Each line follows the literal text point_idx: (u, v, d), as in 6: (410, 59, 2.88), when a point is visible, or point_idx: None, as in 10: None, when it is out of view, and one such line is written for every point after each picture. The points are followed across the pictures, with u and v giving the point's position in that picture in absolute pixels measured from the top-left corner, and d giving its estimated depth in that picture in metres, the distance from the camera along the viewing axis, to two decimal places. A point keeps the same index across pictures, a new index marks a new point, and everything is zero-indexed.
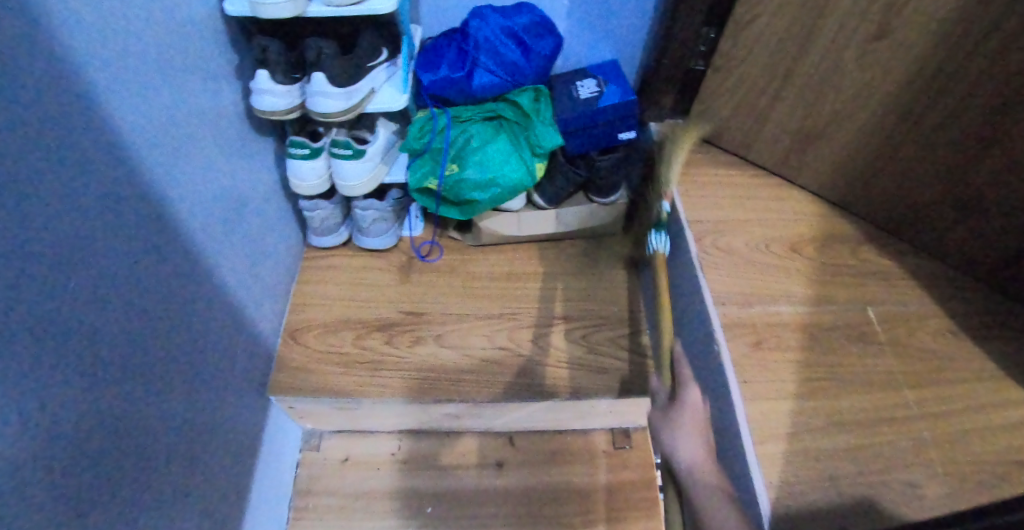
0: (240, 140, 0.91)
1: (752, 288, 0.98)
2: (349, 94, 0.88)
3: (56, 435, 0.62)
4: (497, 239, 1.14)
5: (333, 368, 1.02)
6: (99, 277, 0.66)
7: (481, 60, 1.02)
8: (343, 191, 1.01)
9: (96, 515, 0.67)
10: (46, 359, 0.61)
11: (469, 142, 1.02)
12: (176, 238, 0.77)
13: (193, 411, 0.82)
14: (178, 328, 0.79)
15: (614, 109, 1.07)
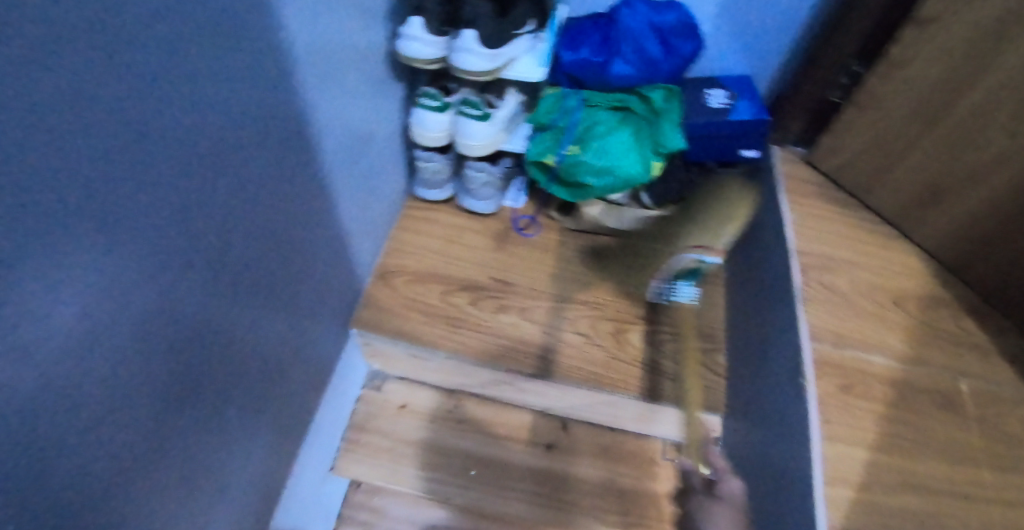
0: (380, 80, 0.95)
1: (847, 331, 0.95)
2: (493, 57, 0.89)
3: (182, 314, 0.66)
4: (595, 227, 1.16)
5: (415, 316, 1.04)
6: (241, 180, 0.70)
7: (622, 49, 1.03)
8: (461, 149, 1.03)
9: (196, 394, 0.71)
10: (191, 241, 0.65)
11: (594, 127, 1.03)
12: (308, 157, 0.81)
13: (286, 322, 0.86)
14: (290, 242, 0.82)
15: (742, 125, 1.06)
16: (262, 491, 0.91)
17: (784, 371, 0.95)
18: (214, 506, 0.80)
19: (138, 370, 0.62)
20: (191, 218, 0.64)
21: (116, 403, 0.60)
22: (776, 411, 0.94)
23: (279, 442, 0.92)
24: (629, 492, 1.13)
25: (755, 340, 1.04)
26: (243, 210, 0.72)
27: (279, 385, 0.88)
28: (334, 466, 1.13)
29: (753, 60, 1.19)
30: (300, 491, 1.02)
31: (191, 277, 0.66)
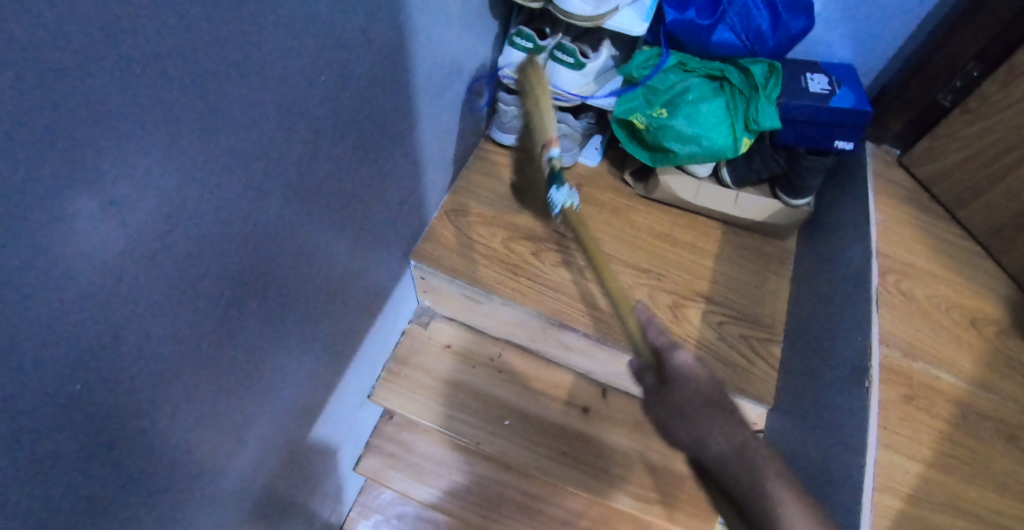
0: (478, 14, 0.93)
1: (918, 342, 0.90)
2: (597, 3, 0.85)
3: (265, 210, 0.66)
4: (669, 198, 1.12)
5: (477, 257, 1.04)
6: (336, 85, 0.69)
7: (729, 15, 0.98)
8: (548, 96, 1.00)
9: (265, 293, 0.72)
10: (280, 137, 0.64)
11: (686, 93, 0.99)
12: (399, 75, 0.80)
13: (354, 236, 0.86)
14: (369, 158, 0.82)
15: (841, 113, 0.99)
16: (304, 403, 0.92)
17: (846, 372, 0.91)
18: (264, 411, 0.81)
19: (218, 262, 0.62)
20: (287, 115, 0.64)
21: (198, 292, 0.60)
22: (830, 411, 0.91)
23: (331, 357, 0.94)
24: (659, 469, 1.11)
25: (817, 336, 1.00)
26: (329, 118, 0.70)
27: (333, 303, 0.88)
28: (372, 395, 1.14)
29: (861, 47, 1.13)
30: (337, 409, 1.05)
31: (276, 177, 0.66)
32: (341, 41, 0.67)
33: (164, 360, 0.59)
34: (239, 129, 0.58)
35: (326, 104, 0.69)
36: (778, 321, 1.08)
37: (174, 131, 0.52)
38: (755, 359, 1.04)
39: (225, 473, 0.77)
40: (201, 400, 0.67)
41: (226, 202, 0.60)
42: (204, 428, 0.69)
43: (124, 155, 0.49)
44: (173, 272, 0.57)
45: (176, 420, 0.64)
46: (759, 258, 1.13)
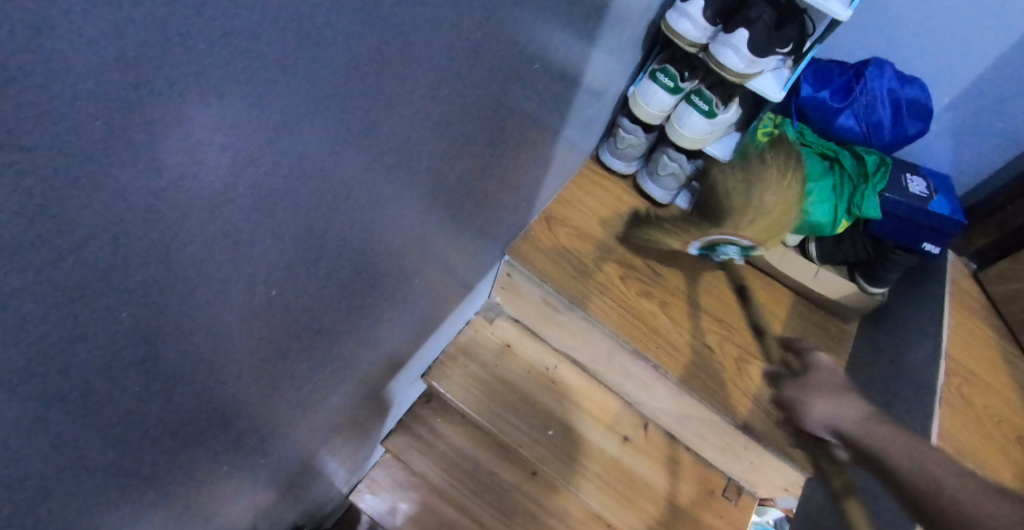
0: (632, 46, 1.00)
1: (970, 445, 0.93)
2: (751, 63, 0.91)
3: (421, 173, 0.72)
4: (752, 256, 1.17)
5: (568, 269, 1.10)
6: (507, 77, 0.76)
7: (857, 104, 1.04)
8: (671, 135, 1.05)
9: (394, 248, 0.78)
10: (455, 112, 0.71)
11: (799, 164, 1.05)
12: (552, 79, 0.86)
13: (468, 217, 0.92)
14: (504, 149, 0.88)
15: (936, 218, 1.04)
16: (377, 369, 0.96)
17: None
18: (344, 374, 0.85)
19: (365, 220, 0.66)
20: (466, 93, 0.70)
21: (347, 246, 0.65)
22: None
23: (417, 323, 1.00)
24: (682, 513, 1.11)
25: (870, 420, 1.02)
26: (483, 109, 0.76)
27: (425, 279, 0.92)
28: (425, 374, 1.14)
29: (961, 162, 1.18)
30: (399, 382, 1.08)
31: (430, 152, 0.71)
32: (519, 39, 0.72)
33: (305, 293, 0.62)
34: (423, 109, 0.64)
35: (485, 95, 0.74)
36: None
37: (396, 93, 0.56)
38: None
39: (299, 421, 0.80)
40: (318, 334, 0.72)
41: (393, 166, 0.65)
42: (301, 371, 0.72)
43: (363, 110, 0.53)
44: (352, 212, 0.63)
45: (290, 357, 0.67)
46: (824, 334, 1.16)
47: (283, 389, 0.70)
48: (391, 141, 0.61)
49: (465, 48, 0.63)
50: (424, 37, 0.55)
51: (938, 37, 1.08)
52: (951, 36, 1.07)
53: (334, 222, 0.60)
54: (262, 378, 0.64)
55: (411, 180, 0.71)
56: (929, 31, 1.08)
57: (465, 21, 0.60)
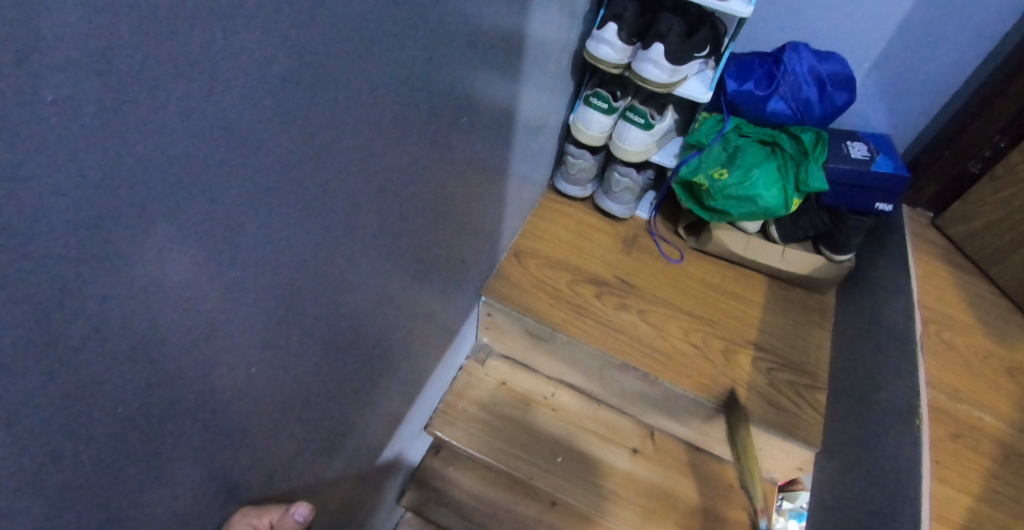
0: (561, 78, 1.05)
1: (960, 386, 0.95)
2: (673, 73, 0.95)
3: (377, 237, 0.75)
4: (720, 250, 1.21)
5: (546, 299, 1.13)
6: (442, 133, 0.80)
7: (783, 88, 1.08)
8: (615, 152, 1.09)
9: (367, 315, 0.80)
10: (397, 174, 0.74)
11: (741, 155, 1.08)
12: (487, 125, 0.90)
13: (435, 270, 0.95)
14: (455, 200, 0.91)
15: (881, 178, 1.08)
16: (375, 431, 0.97)
17: (895, 412, 0.96)
18: (338, 443, 0.86)
19: (321, 289, 0.68)
20: (406, 156, 0.74)
21: (305, 318, 0.67)
22: (876, 449, 0.96)
23: (409, 380, 1.03)
24: (706, 512, 1.11)
25: (864, 383, 1.05)
26: (424, 163, 0.79)
27: (404, 334, 0.94)
28: (428, 425, 1.16)
29: (896, 120, 1.23)
30: (402, 437, 1.08)
31: (378, 212, 0.73)
32: (443, 96, 0.76)
33: (266, 367, 0.64)
34: (358, 174, 0.66)
35: (421, 147, 0.76)
36: (821, 369, 1.14)
37: (321, 162, 0.59)
38: (803, 404, 1.10)
39: (299, 497, 0.80)
40: (304, 411, 0.74)
41: (337, 234, 0.67)
42: (291, 452, 0.74)
43: (286, 186, 0.56)
44: (311, 286, 0.66)
45: (266, 434, 0.68)
46: (801, 310, 1.21)
47: (272, 464, 0.71)
48: (330, 211, 0.64)
49: (388, 108, 0.66)
50: (337, 108, 0.58)
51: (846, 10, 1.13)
52: (857, 7, 1.12)
53: (289, 297, 0.62)
54: (244, 464, 0.65)
55: (367, 245, 0.74)
56: (836, 6, 1.14)
57: (381, 89, 0.63)
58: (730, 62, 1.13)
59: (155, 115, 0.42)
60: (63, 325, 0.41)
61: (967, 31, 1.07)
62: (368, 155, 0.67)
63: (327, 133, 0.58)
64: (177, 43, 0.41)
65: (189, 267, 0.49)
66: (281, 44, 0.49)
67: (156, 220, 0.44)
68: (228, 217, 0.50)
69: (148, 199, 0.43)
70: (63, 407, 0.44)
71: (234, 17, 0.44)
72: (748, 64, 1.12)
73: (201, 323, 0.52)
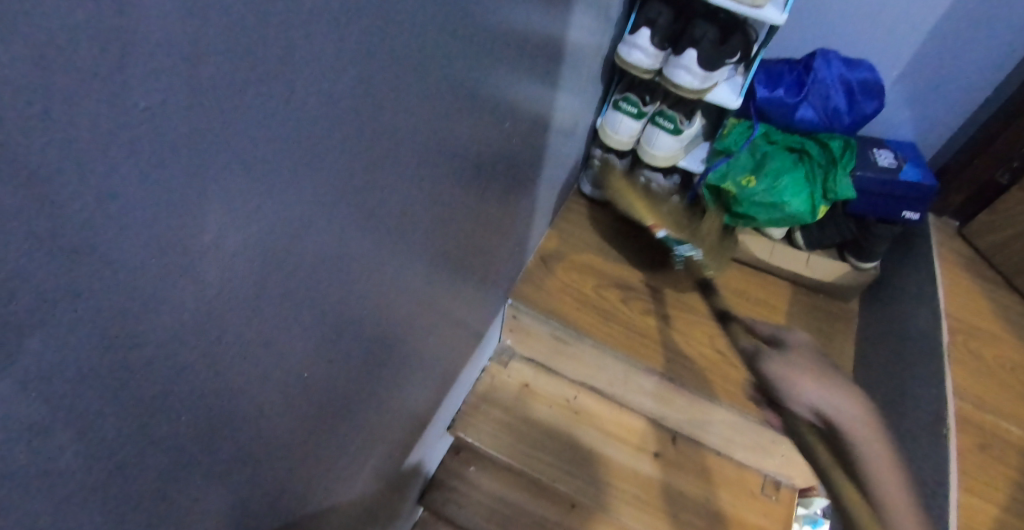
0: (592, 82, 1.05)
1: (988, 397, 0.95)
2: (704, 79, 0.96)
3: (411, 240, 0.76)
4: (744, 256, 1.21)
5: (571, 303, 1.14)
6: (476, 138, 0.80)
7: (812, 95, 1.08)
8: (643, 156, 1.10)
9: (398, 317, 0.81)
10: (433, 177, 0.75)
11: (769, 162, 1.08)
12: (519, 128, 0.90)
13: (465, 273, 0.96)
14: (487, 203, 0.92)
15: (909, 187, 1.08)
16: (402, 432, 0.98)
17: (922, 422, 0.95)
18: (369, 441, 0.88)
19: (358, 291, 0.69)
20: (441, 160, 0.75)
21: (342, 319, 0.68)
22: (902, 460, 0.96)
23: (436, 381, 1.03)
24: (725, 517, 1.11)
25: (891, 392, 1.04)
26: (459, 167, 0.80)
27: (431, 337, 0.94)
28: (452, 427, 1.16)
29: (923, 127, 1.22)
30: (428, 438, 1.09)
31: (414, 216, 0.74)
32: (480, 100, 0.77)
33: (305, 366, 0.65)
34: (398, 178, 0.67)
35: (457, 152, 0.77)
36: None
37: (364, 165, 0.60)
38: None
39: (329, 495, 0.81)
40: (335, 411, 0.75)
41: (375, 237, 0.68)
42: (322, 451, 0.75)
43: (332, 190, 0.57)
44: (348, 288, 0.66)
45: (303, 432, 0.70)
46: (825, 318, 1.21)
47: (307, 460, 0.73)
48: (370, 214, 0.65)
49: (428, 114, 0.67)
50: (381, 113, 0.59)
51: (876, 18, 1.13)
52: (887, 14, 1.12)
53: (330, 296, 0.64)
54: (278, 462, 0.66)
55: (402, 247, 0.75)
56: (867, 14, 1.14)
57: (421, 96, 0.64)
58: (759, 69, 1.13)
59: (231, 120, 0.41)
60: (134, 332, 0.41)
61: (999, 41, 1.07)
62: (408, 159, 0.67)
63: (371, 137, 0.59)
64: (253, 47, 0.41)
65: (247, 269, 0.49)
66: (339, 50, 0.49)
67: (221, 226, 0.44)
68: (280, 221, 0.51)
69: (216, 204, 0.43)
70: (126, 413, 0.44)
71: (301, 24, 0.44)
72: (777, 71, 1.12)
73: (250, 323, 0.53)
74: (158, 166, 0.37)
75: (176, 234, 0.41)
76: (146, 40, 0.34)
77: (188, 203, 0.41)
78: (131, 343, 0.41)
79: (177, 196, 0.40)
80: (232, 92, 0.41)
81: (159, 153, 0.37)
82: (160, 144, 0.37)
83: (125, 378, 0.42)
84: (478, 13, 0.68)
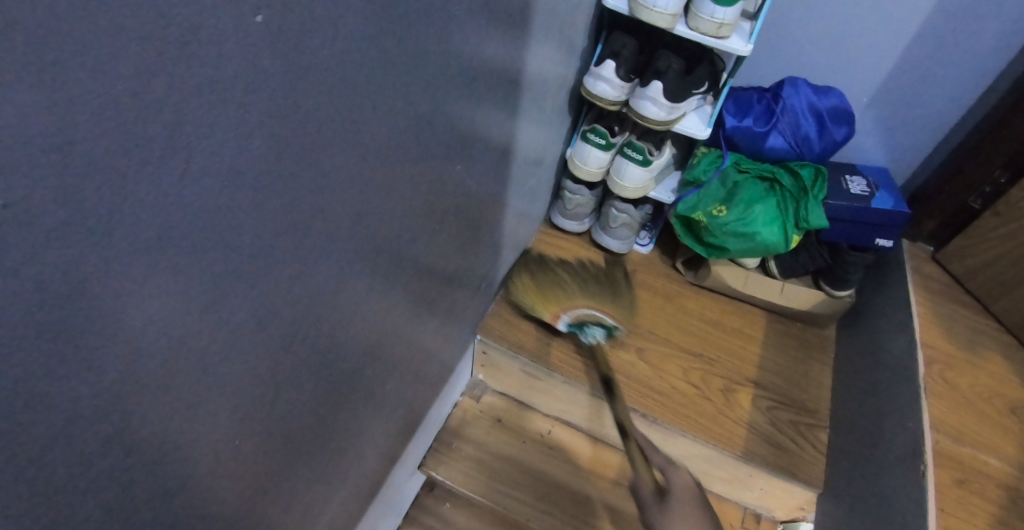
0: (559, 113, 1.03)
1: (965, 429, 0.93)
2: (671, 110, 0.94)
3: (371, 282, 0.74)
4: (719, 285, 1.19)
5: (542, 337, 1.11)
6: (438, 176, 0.78)
7: (781, 123, 1.07)
8: (613, 187, 1.08)
9: (360, 361, 0.78)
10: (392, 217, 0.72)
11: (740, 191, 1.06)
12: (482, 162, 0.88)
13: (431, 310, 0.93)
14: (452, 239, 0.90)
15: (881, 214, 1.07)
16: (368, 475, 0.94)
17: (900, 456, 0.93)
18: (331, 492, 0.84)
19: (314, 341, 0.66)
20: (401, 200, 0.73)
21: (299, 371, 0.65)
22: (879, 495, 0.93)
23: (404, 420, 1.00)
24: None
25: (868, 424, 1.02)
26: (420, 208, 0.78)
27: (398, 378, 0.91)
28: (422, 465, 1.12)
29: (895, 153, 1.22)
30: (396, 479, 1.05)
31: (374, 263, 0.72)
32: (441, 137, 0.75)
33: (259, 421, 0.62)
34: (355, 228, 0.65)
35: (417, 195, 0.75)
36: (822, 407, 1.13)
37: (317, 219, 0.58)
38: (804, 444, 1.08)
39: None
40: (292, 463, 0.71)
41: (332, 288, 0.65)
42: (278, 505, 0.71)
43: (281, 241, 0.54)
44: (303, 339, 0.63)
45: (258, 488, 0.66)
46: (801, 347, 1.19)
47: (259, 521, 0.69)
48: (326, 261, 0.62)
49: (384, 162, 0.65)
50: (333, 166, 0.57)
51: (845, 45, 1.13)
52: (856, 42, 1.12)
53: (282, 355, 0.61)
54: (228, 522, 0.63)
55: (361, 291, 0.72)
56: (836, 41, 1.13)
57: (375, 138, 0.62)
58: (729, 97, 1.12)
59: (150, 183, 0.39)
60: (37, 407, 0.38)
61: (966, 68, 1.07)
62: (364, 202, 0.65)
63: (323, 192, 0.57)
64: (177, 110, 0.39)
65: (183, 335, 0.47)
66: (284, 109, 0.47)
67: (145, 290, 0.42)
68: (220, 282, 0.48)
69: (134, 268, 0.40)
70: (36, 494, 0.40)
71: (238, 85, 0.42)
72: (747, 99, 1.11)
73: (186, 393, 0.49)
74: (55, 231, 0.35)
75: (82, 301, 0.38)
76: (32, 108, 0.32)
77: (97, 267, 0.38)
78: (36, 420, 0.38)
79: (78, 261, 0.37)
80: (151, 156, 0.38)
81: (51, 218, 0.35)
82: (54, 210, 0.35)
83: (31, 456, 0.39)
84: (434, 57, 0.66)
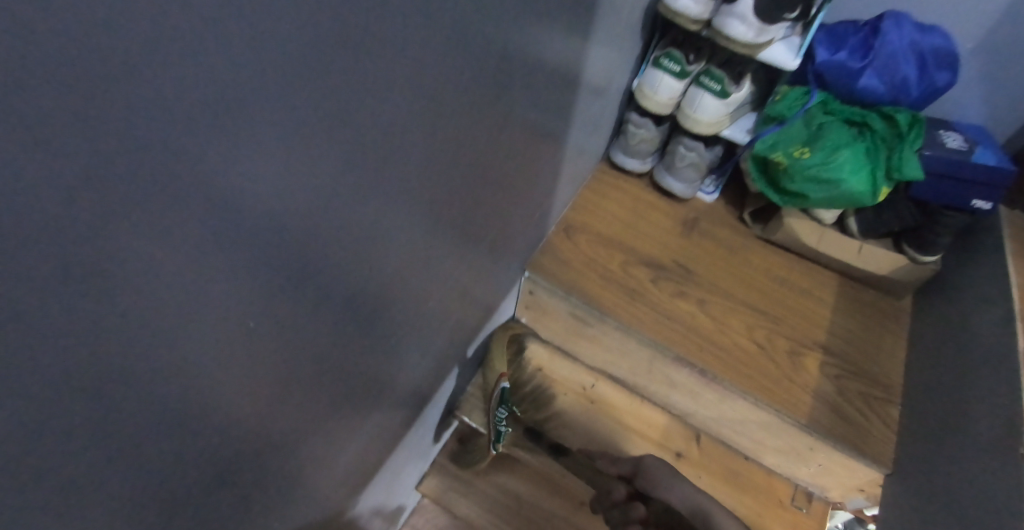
0: (631, 33, 0.94)
1: None
2: (760, 31, 0.85)
3: (440, 190, 0.65)
4: (789, 241, 1.09)
5: (597, 278, 1.03)
6: (518, 81, 0.69)
7: (877, 61, 0.96)
8: (684, 122, 0.99)
9: (413, 279, 0.70)
10: (470, 118, 0.63)
11: (827, 133, 0.96)
12: (556, 73, 0.79)
13: (486, 233, 0.85)
14: (515, 160, 0.81)
15: (982, 170, 0.95)
16: (404, 407, 0.88)
17: (991, 438, 0.82)
18: (368, 419, 0.77)
19: (376, 244, 0.58)
20: (482, 101, 0.63)
21: (357, 277, 0.57)
22: (964, 479, 0.83)
23: (444, 352, 0.93)
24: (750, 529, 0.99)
25: (953, 402, 0.91)
26: (496, 114, 0.69)
27: (443, 305, 0.84)
28: (455, 408, 1.06)
29: (1005, 111, 1.09)
30: (428, 418, 0.98)
31: (443, 169, 0.64)
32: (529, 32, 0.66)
33: (312, 325, 0.54)
34: (432, 124, 0.56)
35: (494, 100, 0.66)
36: (894, 381, 1.02)
37: (388, 112, 0.49)
38: (872, 418, 0.98)
39: (321, 476, 0.71)
40: (337, 378, 0.64)
41: (396, 200, 0.57)
42: (319, 424, 0.64)
43: (364, 116, 0.45)
44: (365, 243, 0.56)
45: (304, 402, 0.59)
46: (874, 315, 1.08)
47: (300, 440, 0.61)
48: (399, 151, 0.53)
49: (473, 49, 0.56)
50: (418, 37, 0.47)
51: None
52: None
53: (344, 252, 0.53)
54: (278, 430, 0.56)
55: (428, 199, 0.64)
56: None
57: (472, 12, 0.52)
58: (821, 30, 1.02)
59: None
60: None
61: None
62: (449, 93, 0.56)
63: (399, 82, 0.48)
64: None
65: None
66: None
67: (219, 152, 0.34)
68: (289, 163, 0.40)
69: (209, 113, 0.33)
70: None
71: None
72: (842, 33, 1.00)
73: (240, 273, 0.42)
74: None
75: None
76: None
77: None
78: None
79: None
80: None
81: None
82: None
83: None
84: None
